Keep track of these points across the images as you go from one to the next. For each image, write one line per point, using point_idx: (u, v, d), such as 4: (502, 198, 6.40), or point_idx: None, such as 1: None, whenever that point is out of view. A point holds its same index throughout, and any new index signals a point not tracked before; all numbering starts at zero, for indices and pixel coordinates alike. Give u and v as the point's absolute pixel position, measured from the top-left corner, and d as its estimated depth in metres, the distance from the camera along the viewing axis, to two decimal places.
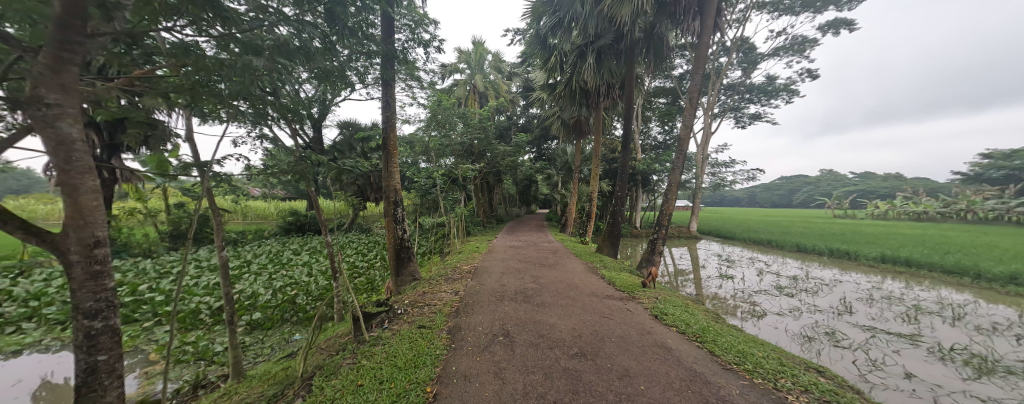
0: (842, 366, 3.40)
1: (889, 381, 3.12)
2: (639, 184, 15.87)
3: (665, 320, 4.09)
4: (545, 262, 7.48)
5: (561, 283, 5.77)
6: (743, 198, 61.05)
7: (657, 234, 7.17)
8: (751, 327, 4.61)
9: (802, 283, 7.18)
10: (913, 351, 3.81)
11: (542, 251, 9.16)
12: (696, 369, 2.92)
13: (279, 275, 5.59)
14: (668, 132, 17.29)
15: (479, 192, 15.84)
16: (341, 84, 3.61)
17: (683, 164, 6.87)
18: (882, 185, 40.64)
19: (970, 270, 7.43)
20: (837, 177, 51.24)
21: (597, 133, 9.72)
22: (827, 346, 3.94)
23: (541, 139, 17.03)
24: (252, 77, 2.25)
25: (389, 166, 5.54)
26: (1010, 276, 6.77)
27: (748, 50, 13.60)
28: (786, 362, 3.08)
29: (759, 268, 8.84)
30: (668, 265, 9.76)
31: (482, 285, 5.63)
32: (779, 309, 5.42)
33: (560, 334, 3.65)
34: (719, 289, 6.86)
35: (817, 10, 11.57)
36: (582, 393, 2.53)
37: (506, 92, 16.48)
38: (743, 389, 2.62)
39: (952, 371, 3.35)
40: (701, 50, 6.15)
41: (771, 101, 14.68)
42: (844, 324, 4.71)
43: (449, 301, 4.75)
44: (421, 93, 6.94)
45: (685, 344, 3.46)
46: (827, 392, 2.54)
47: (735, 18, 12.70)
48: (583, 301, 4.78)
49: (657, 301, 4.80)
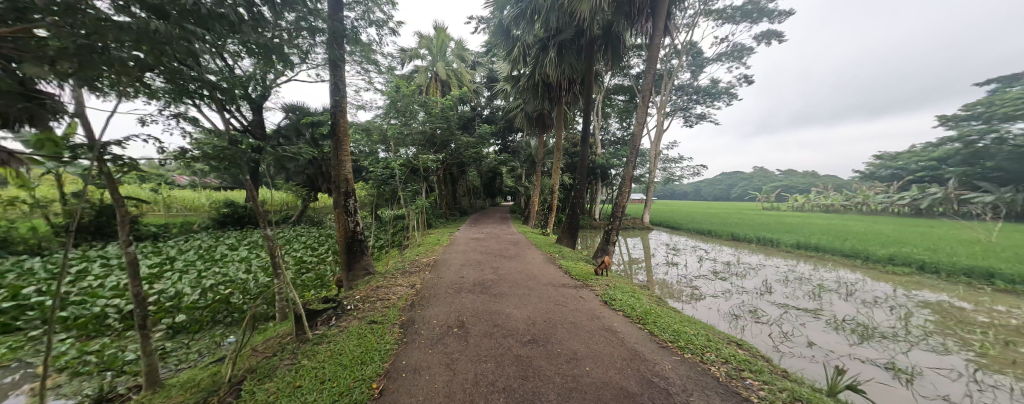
0: (759, 339, 3.88)
1: (794, 350, 3.62)
2: (599, 177, 16.54)
3: (613, 305, 4.34)
4: (505, 254, 7.54)
5: (520, 273, 5.88)
6: (691, 192, 66.46)
7: (612, 225, 7.55)
8: (690, 308, 5.06)
9: (734, 268, 8.04)
10: (814, 323, 4.46)
11: (504, 243, 9.21)
12: (637, 348, 3.15)
13: (209, 273, 5.03)
14: (626, 128, 18.19)
15: (442, 183, 15.53)
16: (278, 61, 3.31)
17: (636, 159, 7.26)
18: (802, 182, 46.56)
19: (860, 253, 8.83)
20: (768, 173, 57.74)
21: (559, 127, 9.93)
22: (750, 323, 4.45)
23: (504, 133, 17.06)
24: (163, 47, 1.97)
25: (339, 153, 5.21)
26: (888, 258, 8.17)
27: (696, 54, 14.60)
28: (712, 337, 3.43)
29: (699, 256, 9.72)
30: (623, 254, 10.36)
31: (440, 277, 5.54)
32: (714, 292, 5.99)
33: (516, 322, 3.74)
34: (666, 275, 7.44)
35: (753, 21, 12.73)
36: (531, 378, 2.62)
37: (470, 82, 16.12)
38: (675, 364, 2.89)
39: (842, 338, 3.97)
40: (653, 51, 6.43)
41: (715, 103, 15.98)
42: (764, 302, 5.34)
43: (404, 295, 4.62)
44: (378, 77, 6.56)
45: (630, 326, 3.71)
46: (742, 362, 2.89)
47: (685, 23, 13.51)
48: (539, 290, 4.92)
49: (607, 288, 5.07)
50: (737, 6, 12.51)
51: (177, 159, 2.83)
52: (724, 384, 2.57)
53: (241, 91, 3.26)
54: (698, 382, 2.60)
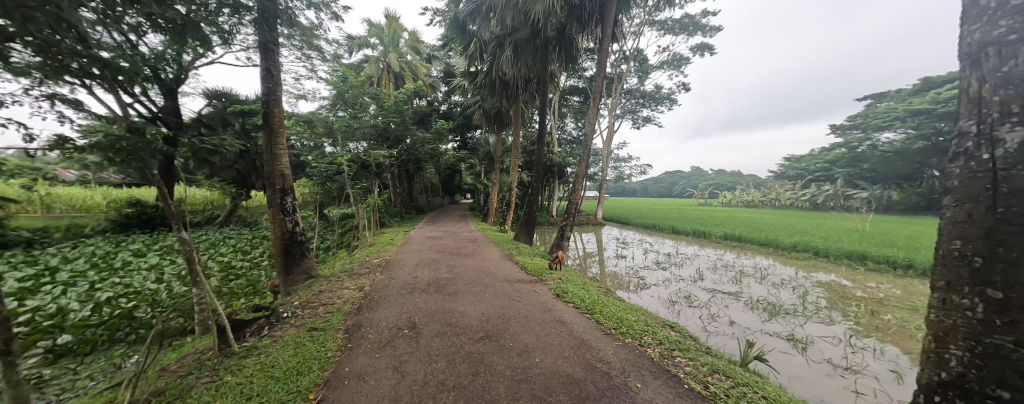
0: (691, 321, 4.34)
1: (718, 329, 4.10)
2: (556, 175, 17.08)
3: (565, 297, 4.53)
4: (462, 252, 7.47)
5: (476, 271, 5.87)
6: (640, 189, 71.60)
7: (566, 221, 7.85)
8: (635, 297, 5.47)
9: (673, 258, 8.85)
10: (735, 304, 5.09)
11: (461, 240, 9.10)
12: (584, 337, 3.33)
13: (105, 284, 4.25)
14: (580, 128, 19.00)
15: (396, 180, 14.88)
16: (194, 39, 2.91)
17: (588, 158, 7.59)
18: (730, 180, 52.66)
19: (772, 242, 10.25)
20: (704, 172, 64.34)
21: (517, 125, 10.04)
22: (684, 307, 4.94)
23: (463, 129, 16.81)
24: (36, 17, 1.63)
25: (274, 146, 4.73)
26: (793, 245, 9.59)
27: (642, 61, 15.70)
28: (650, 322, 3.76)
29: (644, 248, 10.53)
30: (577, 249, 10.85)
31: (392, 278, 5.32)
32: (656, 281, 6.55)
33: (470, 320, 3.73)
34: (616, 267, 7.95)
35: (689, 34, 14.04)
36: (482, 373, 2.63)
37: (425, 76, 15.59)
38: (617, 349, 3.11)
39: (756, 316, 4.59)
40: (602, 55, 6.78)
41: (659, 107, 17.35)
42: (697, 288, 5.96)
43: (351, 298, 4.36)
44: (322, 65, 6.06)
45: (578, 317, 3.91)
46: (674, 343, 3.20)
47: (632, 31, 14.44)
48: (494, 287, 4.95)
49: (560, 282, 5.28)
50: (676, 19, 13.67)
51: (58, 150, 2.28)
52: (657, 364, 2.83)
53: (148, 72, 2.81)
54: (636, 364, 2.83)
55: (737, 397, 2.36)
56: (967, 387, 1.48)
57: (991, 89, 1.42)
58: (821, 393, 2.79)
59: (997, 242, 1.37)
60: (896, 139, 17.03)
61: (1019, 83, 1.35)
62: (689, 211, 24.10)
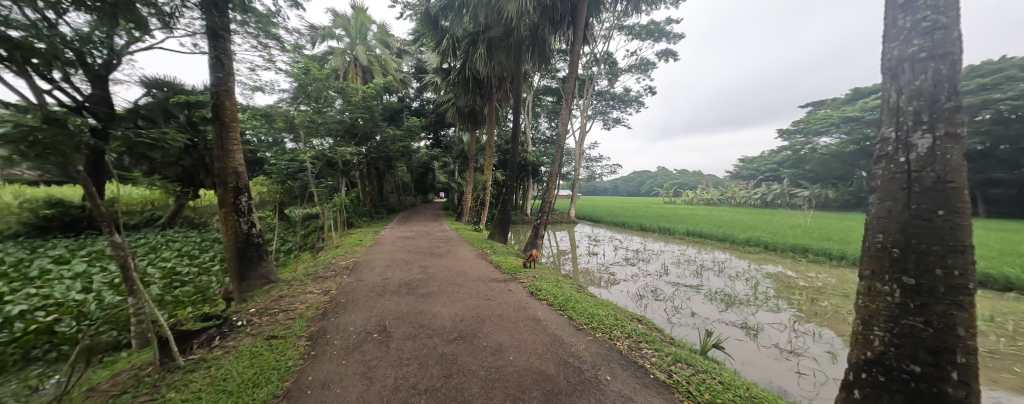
0: (656, 314, 4.57)
1: (681, 320, 4.35)
2: (530, 175, 17.23)
3: (538, 295, 4.60)
4: (435, 252, 7.33)
5: (450, 271, 5.79)
6: (611, 188, 74.20)
7: (540, 220, 7.95)
8: (606, 293, 5.67)
9: (640, 254, 9.27)
10: (696, 296, 5.44)
11: (435, 240, 8.93)
12: (557, 334, 3.40)
13: (16, 296, 3.68)
14: (554, 128, 19.33)
15: (365, 178, 14.27)
16: (129, 21, 2.59)
17: (561, 158, 7.73)
18: (693, 180, 56.05)
19: (728, 237, 11.04)
20: (669, 172, 67.94)
21: (491, 123, 10.00)
22: (651, 301, 5.20)
23: (435, 127, 16.46)
24: None
25: (225, 141, 4.35)
26: (746, 240, 10.40)
27: (612, 64, 16.25)
28: (619, 316, 3.91)
29: (615, 245, 10.93)
30: (551, 247, 11.03)
31: (360, 280, 5.11)
32: (625, 276, 6.83)
33: (443, 321, 3.67)
34: (588, 264, 8.18)
35: (655, 40, 14.74)
36: (455, 375, 2.60)
37: (396, 71, 15.08)
38: (589, 343, 3.20)
39: (714, 307, 4.93)
40: (573, 57, 6.93)
41: (627, 109, 18.05)
42: (662, 282, 6.29)
43: (315, 303, 4.13)
44: (281, 56, 5.67)
45: (551, 314, 3.98)
46: (641, 335, 3.36)
47: (603, 35, 14.90)
48: (468, 287, 4.90)
49: (534, 280, 5.35)
50: (642, 25, 14.29)
51: None
52: (626, 356, 2.96)
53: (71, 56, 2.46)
54: (606, 358, 2.93)
55: (698, 383, 2.52)
56: (889, 363, 1.68)
57: (905, 101, 1.63)
58: (769, 376, 3.05)
59: (911, 235, 1.57)
60: (831, 144, 19.31)
61: (926, 97, 1.56)
62: (656, 209, 25.32)
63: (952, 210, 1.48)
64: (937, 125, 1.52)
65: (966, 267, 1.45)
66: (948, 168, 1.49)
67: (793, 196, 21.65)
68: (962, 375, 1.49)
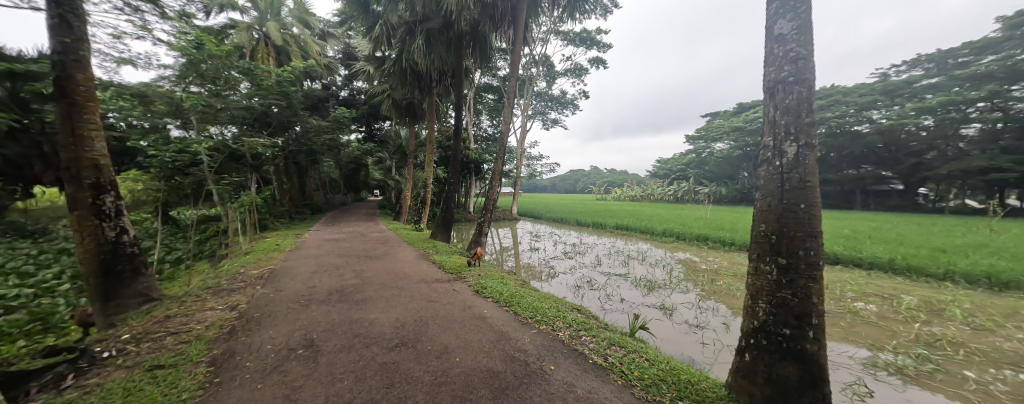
0: (592, 302, 4.98)
1: (612, 307, 4.81)
2: (473, 172, 17.08)
3: (484, 293, 4.61)
4: (372, 254, 6.78)
5: (389, 274, 5.43)
6: (549, 186, 77.93)
7: (484, 217, 7.96)
8: (547, 286, 5.96)
9: (577, 248, 9.97)
10: (625, 283, 6.08)
11: (370, 242, 8.26)
12: (503, 329, 3.47)
13: None
14: (495, 126, 19.49)
15: (281, 174, 12.43)
16: None
17: (504, 156, 7.83)
18: (620, 178, 62.20)
19: (649, 229, 12.55)
20: (600, 171, 74.18)
21: (431, 119, 9.63)
22: (587, 291, 5.64)
23: (369, 119, 15.17)
24: None
25: (77, 125, 3.32)
26: (663, 231, 11.96)
27: (549, 67, 17.03)
28: (561, 308, 4.16)
29: (555, 240, 11.53)
30: (495, 244, 11.13)
31: (279, 290, 4.46)
32: (565, 269, 7.27)
33: (382, 328, 3.43)
34: (530, 259, 8.49)
35: (587, 47, 15.87)
36: (397, 383, 2.44)
37: (320, 55, 13.45)
38: (533, 336, 3.35)
39: (639, 292, 5.58)
40: (514, 56, 7.06)
41: (564, 111, 19.10)
42: (597, 273, 6.87)
43: (218, 321, 3.47)
44: (165, 24, 4.64)
45: (497, 310, 4.04)
46: (580, 324, 3.62)
47: (541, 38, 15.48)
48: (410, 290, 4.66)
49: (479, 278, 5.34)
50: (576, 32, 15.26)
51: None
52: (566, 345, 3.16)
53: None
54: (549, 348, 3.10)
55: (628, 362, 2.84)
56: (769, 329, 2.13)
57: (779, 115, 2.08)
58: (682, 349, 3.58)
59: (784, 224, 2.01)
60: (724, 149, 24.71)
61: (792, 112, 2.01)
62: (590, 205, 27.38)
63: (809, 203, 1.93)
64: (798, 137, 1.98)
65: (817, 249, 1.93)
66: (805, 170, 1.95)
67: (697, 193, 25.61)
68: (813, 332, 1.96)
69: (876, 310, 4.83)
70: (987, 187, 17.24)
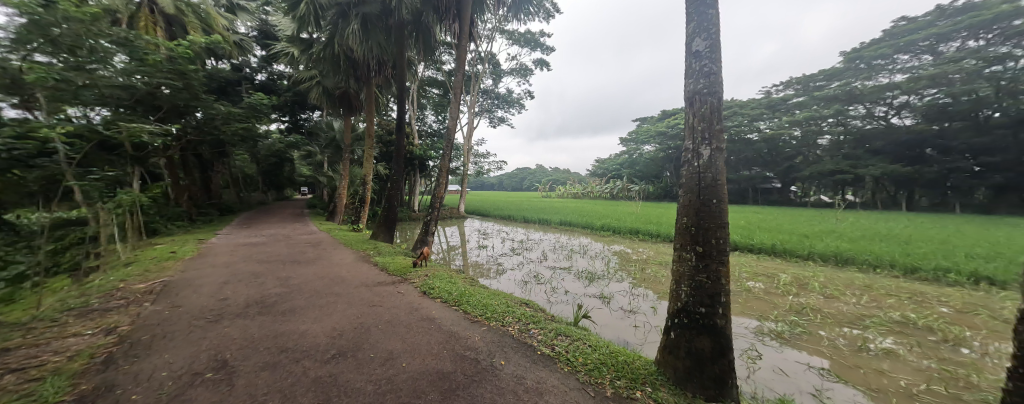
0: (539, 296, 5.18)
1: (557, 299, 5.06)
2: (417, 169, 16.31)
3: (431, 294, 4.46)
4: (301, 259, 6.05)
5: (323, 279, 4.92)
6: (496, 183, 78.38)
7: (430, 216, 7.69)
8: (496, 283, 6.01)
9: (524, 244, 10.23)
10: (568, 277, 6.43)
11: (298, 245, 7.34)
12: (452, 330, 3.41)
13: None
14: (441, 122, 18.88)
15: (176, 169, 10.30)
16: None
17: (451, 153, 7.64)
18: (563, 176, 65.42)
19: (589, 224, 13.46)
20: (544, 170, 77.13)
21: (370, 111, 8.92)
22: (534, 285, 5.84)
23: (294, 108, 13.51)
24: None
25: None
26: (602, 226, 12.94)
27: (495, 65, 17.08)
28: (510, 304, 4.24)
29: (502, 237, 11.66)
30: (442, 243, 10.82)
31: (179, 307, 3.71)
32: (512, 265, 7.41)
33: (315, 339, 3.08)
34: (478, 257, 8.45)
35: (532, 48, 16.32)
36: (336, 397, 2.21)
37: (228, 30, 11.44)
38: (483, 334, 3.35)
39: (581, 284, 5.97)
40: (460, 51, 6.91)
41: (510, 109, 19.37)
42: (543, 268, 7.15)
43: (88, 349, 2.73)
44: None
45: (445, 311, 3.95)
46: (529, 318, 3.74)
47: (487, 34, 15.42)
48: (348, 295, 4.28)
49: (426, 278, 5.15)
50: (521, 32, 15.58)
51: None
52: (517, 340, 3.24)
53: None
54: (500, 344, 3.14)
55: (573, 350, 3.03)
56: (689, 308, 2.47)
57: (696, 122, 2.41)
58: (618, 333, 3.94)
59: (701, 216, 2.35)
60: (652, 151, 27.92)
61: (706, 120, 2.36)
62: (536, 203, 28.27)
63: (719, 197, 2.29)
64: (711, 142, 2.33)
65: (725, 238, 2.30)
66: (715, 169, 2.31)
67: (629, 190, 28.30)
68: (721, 308, 2.34)
69: (763, 286, 5.95)
70: (833, 185, 22.35)
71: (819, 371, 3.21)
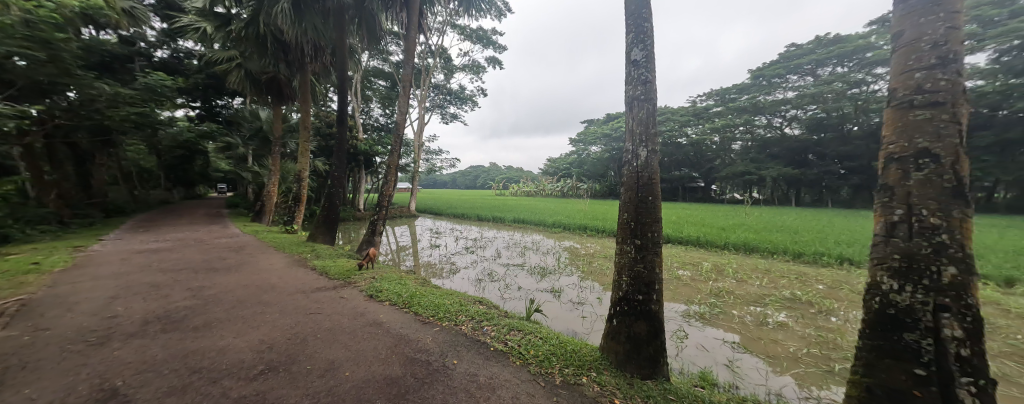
0: (493, 293, 5.21)
1: (510, 295, 5.14)
2: (362, 166, 15.22)
3: (379, 297, 4.22)
4: (221, 266, 5.26)
5: (250, 288, 4.35)
6: (449, 182, 76.94)
7: (378, 215, 7.26)
8: (450, 282, 5.91)
9: (478, 242, 10.22)
10: (522, 273, 6.57)
11: (217, 250, 6.37)
12: (402, 332, 3.28)
13: None
14: (388, 116, 17.85)
15: (36, 160, 8.16)
16: None
17: (400, 149, 7.27)
18: (517, 175, 66.46)
19: (541, 221, 13.91)
20: (498, 168, 77.66)
21: (305, 100, 8.07)
22: (488, 283, 5.86)
23: (207, 93, 12.03)
24: None
25: None
26: (552, 223, 13.48)
27: (447, 60, 16.65)
28: (463, 302, 4.20)
29: (456, 236, 11.48)
30: (391, 243, 10.27)
31: (46, 330, 2.96)
32: (466, 264, 7.36)
33: (239, 356, 2.70)
34: (431, 257, 8.21)
35: (484, 46, 16.25)
36: None
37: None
38: (435, 334, 3.28)
39: (534, 279, 6.16)
40: (409, 42, 6.60)
41: (463, 106, 19.07)
42: (497, 265, 7.22)
43: None
44: None
45: (395, 314, 3.78)
46: (483, 316, 3.75)
47: (437, 27, 14.96)
48: (280, 304, 3.84)
49: (373, 281, 4.85)
50: (473, 28, 15.41)
51: None
52: (469, 338, 3.23)
53: None
54: (452, 343, 3.11)
55: (525, 344, 3.12)
56: (628, 297, 2.71)
57: (635, 126, 2.64)
58: (567, 324, 4.16)
59: (640, 212, 2.58)
60: (597, 151, 29.92)
61: (642, 125, 2.61)
62: (490, 201, 28.36)
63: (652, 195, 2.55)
64: (648, 145, 2.58)
65: (658, 231, 2.58)
66: (650, 170, 2.56)
67: (578, 189, 29.86)
68: (656, 294, 2.62)
69: (690, 274, 6.76)
70: (743, 184, 26.17)
71: (731, 345, 3.76)
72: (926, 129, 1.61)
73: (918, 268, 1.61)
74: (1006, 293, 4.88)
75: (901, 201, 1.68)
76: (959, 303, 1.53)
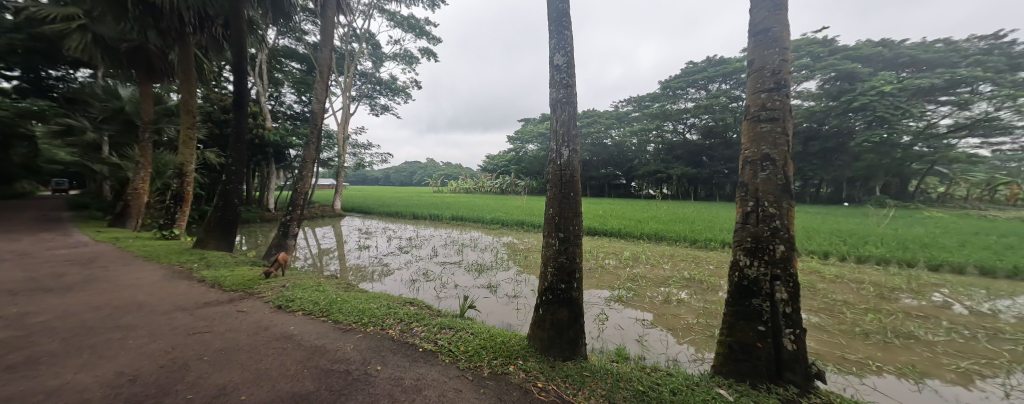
0: (426, 293, 5.06)
1: (445, 294, 5.04)
2: (272, 159, 13.27)
3: (290, 307, 3.76)
4: (60, 285, 4.06)
5: (108, 309, 3.46)
6: (383, 178, 71.86)
7: (291, 215, 6.41)
8: (379, 285, 5.55)
9: (413, 241, 9.79)
10: (458, 271, 6.49)
11: (53, 265, 4.90)
12: (317, 343, 2.97)
13: None
14: (305, 103, 15.85)
15: None
16: None
17: (319, 141, 6.52)
18: (457, 171, 65.21)
19: (479, 218, 13.92)
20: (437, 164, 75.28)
21: (188, 79, 6.72)
22: (422, 283, 5.67)
23: (33, 59, 9.42)
24: None
25: None
26: (489, 219, 13.60)
27: (376, 46, 15.43)
28: (391, 305, 3.99)
29: (388, 236, 10.80)
30: (311, 246, 9.19)
31: None
32: (399, 265, 6.99)
33: (81, 396, 2.11)
34: (359, 259, 7.59)
35: (417, 35, 15.48)
36: None
37: None
38: (356, 342, 3.05)
39: (470, 276, 6.15)
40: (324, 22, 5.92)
41: (395, 98, 17.94)
42: (432, 264, 7.02)
43: None
44: None
45: (309, 324, 3.41)
46: (412, 317, 3.62)
47: (362, 9, 13.74)
48: (153, 326, 3.14)
49: (283, 290, 4.29)
50: (403, 16, 14.53)
51: None
52: (395, 341, 3.09)
53: None
54: (376, 349, 2.93)
55: (455, 341, 3.11)
56: (552, 286, 2.89)
57: (559, 126, 2.81)
58: (500, 317, 4.26)
59: (563, 207, 2.77)
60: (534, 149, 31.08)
61: (564, 126, 2.79)
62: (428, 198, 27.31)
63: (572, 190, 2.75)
64: (569, 144, 2.77)
65: (579, 225, 2.80)
66: (570, 167, 2.75)
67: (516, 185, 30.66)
68: (576, 283, 2.85)
69: (612, 263, 7.51)
70: (658, 182, 29.95)
71: (642, 322, 4.30)
72: (768, 139, 2.06)
73: (762, 247, 2.06)
74: (823, 263, 6.56)
75: (752, 195, 2.12)
76: (785, 272, 2.00)
